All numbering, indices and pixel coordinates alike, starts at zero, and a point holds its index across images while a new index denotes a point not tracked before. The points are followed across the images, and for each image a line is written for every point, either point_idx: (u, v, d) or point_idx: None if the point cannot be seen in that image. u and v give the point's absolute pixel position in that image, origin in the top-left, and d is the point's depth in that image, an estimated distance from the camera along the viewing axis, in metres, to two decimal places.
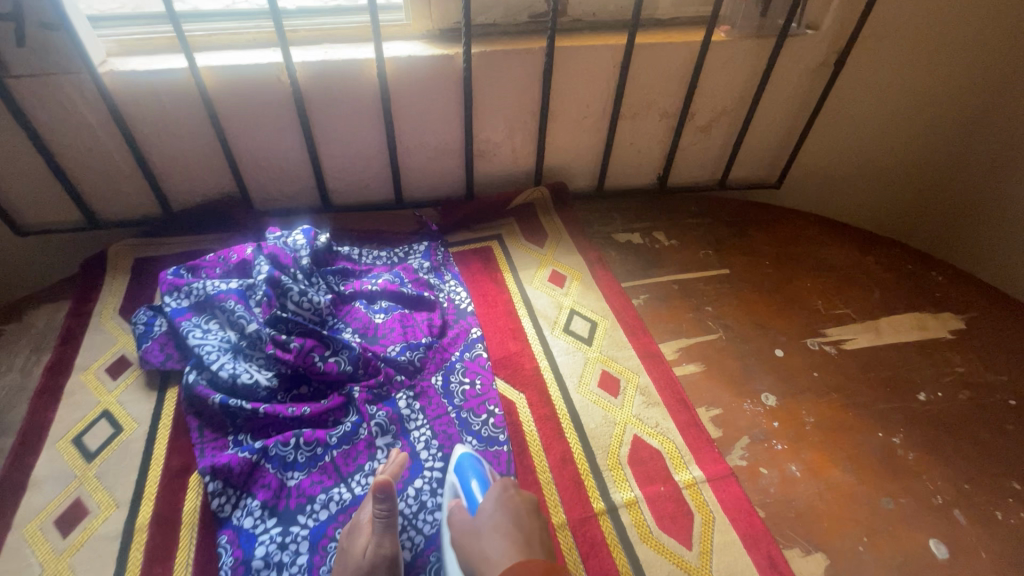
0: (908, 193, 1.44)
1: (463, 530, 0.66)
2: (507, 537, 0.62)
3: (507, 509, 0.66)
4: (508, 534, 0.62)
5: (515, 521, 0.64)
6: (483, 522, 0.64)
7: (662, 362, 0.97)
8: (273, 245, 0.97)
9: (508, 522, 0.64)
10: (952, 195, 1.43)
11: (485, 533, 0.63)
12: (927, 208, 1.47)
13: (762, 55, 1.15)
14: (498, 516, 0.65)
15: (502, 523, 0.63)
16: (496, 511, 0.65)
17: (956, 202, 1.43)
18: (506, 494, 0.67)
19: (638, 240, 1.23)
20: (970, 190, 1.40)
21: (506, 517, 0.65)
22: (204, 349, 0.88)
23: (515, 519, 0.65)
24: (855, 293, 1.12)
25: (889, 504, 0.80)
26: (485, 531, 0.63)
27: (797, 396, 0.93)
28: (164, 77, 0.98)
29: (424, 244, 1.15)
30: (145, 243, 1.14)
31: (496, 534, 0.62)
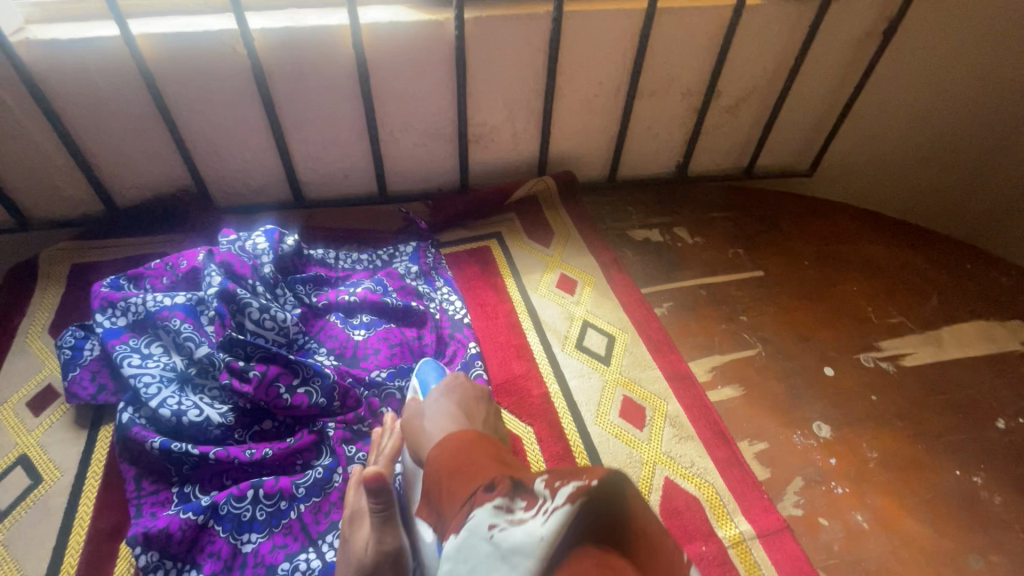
0: (952, 181, 1.29)
1: (409, 413, 0.68)
2: (450, 416, 0.63)
3: (455, 393, 0.68)
4: (451, 413, 0.63)
5: (460, 406, 0.66)
6: (428, 404, 0.66)
7: (694, 385, 0.82)
8: (227, 251, 0.80)
9: (455, 407, 0.65)
10: (999, 183, 1.28)
11: (428, 413, 0.65)
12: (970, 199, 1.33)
13: (803, 23, 0.99)
14: (444, 400, 0.66)
15: (446, 407, 0.65)
16: (441, 396, 0.67)
17: (1003, 191, 1.29)
18: (458, 382, 0.70)
19: (658, 237, 1.08)
20: (1020, 178, 1.25)
21: (452, 401, 0.66)
22: (142, 380, 0.72)
23: (463, 405, 0.67)
24: (908, 297, 0.97)
25: (978, 563, 0.67)
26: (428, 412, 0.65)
27: (855, 426, 0.79)
28: (94, 49, 0.81)
29: (412, 245, 0.99)
30: (83, 246, 0.98)
31: (438, 413, 0.64)
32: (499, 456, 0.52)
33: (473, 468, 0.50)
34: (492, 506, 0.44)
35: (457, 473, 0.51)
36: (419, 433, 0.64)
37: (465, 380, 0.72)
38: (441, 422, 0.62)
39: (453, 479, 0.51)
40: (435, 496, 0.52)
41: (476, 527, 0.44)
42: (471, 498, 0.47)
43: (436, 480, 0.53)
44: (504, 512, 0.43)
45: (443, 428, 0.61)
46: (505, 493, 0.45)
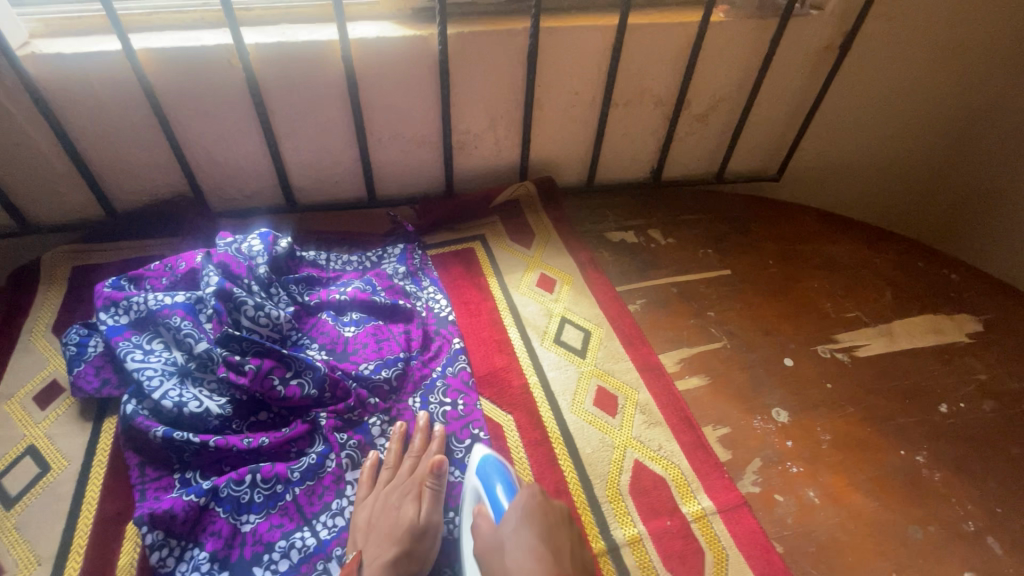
0: (914, 185, 1.37)
1: (484, 546, 0.60)
2: (536, 557, 0.56)
3: (537, 521, 0.60)
4: (537, 552, 0.56)
5: (544, 538, 0.58)
6: (507, 536, 0.59)
7: (663, 376, 0.89)
8: (223, 253, 0.85)
9: (539, 542, 0.58)
10: (960, 185, 1.37)
11: (509, 548, 0.57)
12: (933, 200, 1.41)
13: (764, 38, 1.07)
14: (525, 531, 0.59)
15: (529, 541, 0.57)
16: (521, 526, 0.59)
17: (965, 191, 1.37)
18: (540, 504, 0.62)
19: (633, 239, 1.14)
20: (979, 179, 1.34)
21: (535, 532, 0.59)
22: (144, 374, 0.77)
23: (547, 535, 0.59)
24: (865, 293, 1.04)
25: (917, 533, 0.73)
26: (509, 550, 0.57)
27: (810, 411, 0.85)
28: (96, 63, 0.86)
29: (400, 247, 1.04)
30: (85, 249, 1.02)
31: (520, 548, 0.57)
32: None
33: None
34: None
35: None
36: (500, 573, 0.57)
37: (545, 497, 0.64)
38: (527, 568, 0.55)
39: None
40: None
41: None
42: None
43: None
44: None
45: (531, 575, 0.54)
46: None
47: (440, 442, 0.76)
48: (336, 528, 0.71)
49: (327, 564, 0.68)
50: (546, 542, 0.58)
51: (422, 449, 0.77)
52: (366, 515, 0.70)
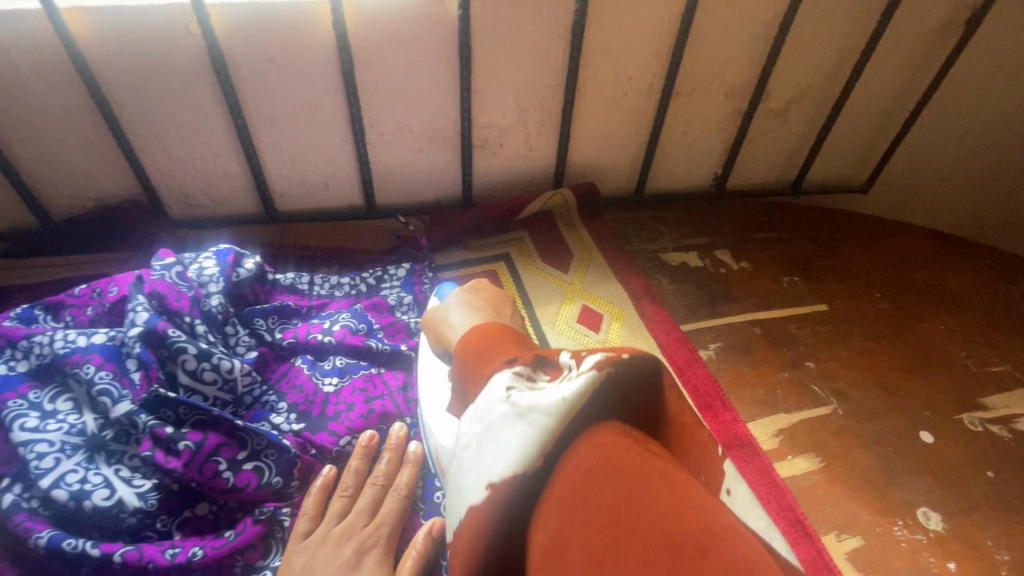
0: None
1: (432, 317, 0.67)
2: (474, 312, 0.64)
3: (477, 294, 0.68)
4: (474, 310, 0.64)
5: (485, 304, 0.66)
6: (451, 303, 0.66)
7: (758, 457, 0.64)
8: (159, 279, 0.62)
9: (479, 305, 0.65)
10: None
11: (453, 311, 0.65)
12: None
13: (873, 10, 0.84)
14: (466, 299, 0.66)
15: (470, 305, 0.65)
16: (463, 296, 0.67)
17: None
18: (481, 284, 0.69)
19: (697, 262, 0.91)
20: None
21: (475, 300, 0.66)
22: (34, 450, 0.54)
23: (489, 303, 0.66)
24: (1011, 342, 0.79)
25: None
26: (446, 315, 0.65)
27: (972, 513, 0.61)
28: (11, 24, 0.65)
29: (404, 268, 0.81)
30: (5, 269, 0.82)
31: (462, 310, 0.65)
32: (523, 341, 0.49)
33: (495, 349, 0.47)
34: (511, 373, 0.42)
35: (479, 351, 0.49)
36: (443, 331, 0.64)
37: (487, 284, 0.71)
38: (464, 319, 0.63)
39: (477, 366, 0.47)
40: (460, 380, 0.49)
41: (494, 393, 0.42)
42: (494, 369, 0.45)
43: (459, 366, 0.51)
44: (526, 379, 0.41)
45: (469, 323, 0.62)
46: (528, 364, 0.42)
47: (413, 472, 0.59)
48: None
49: None
50: (481, 305, 0.66)
51: (389, 476, 0.59)
52: (303, 564, 0.52)
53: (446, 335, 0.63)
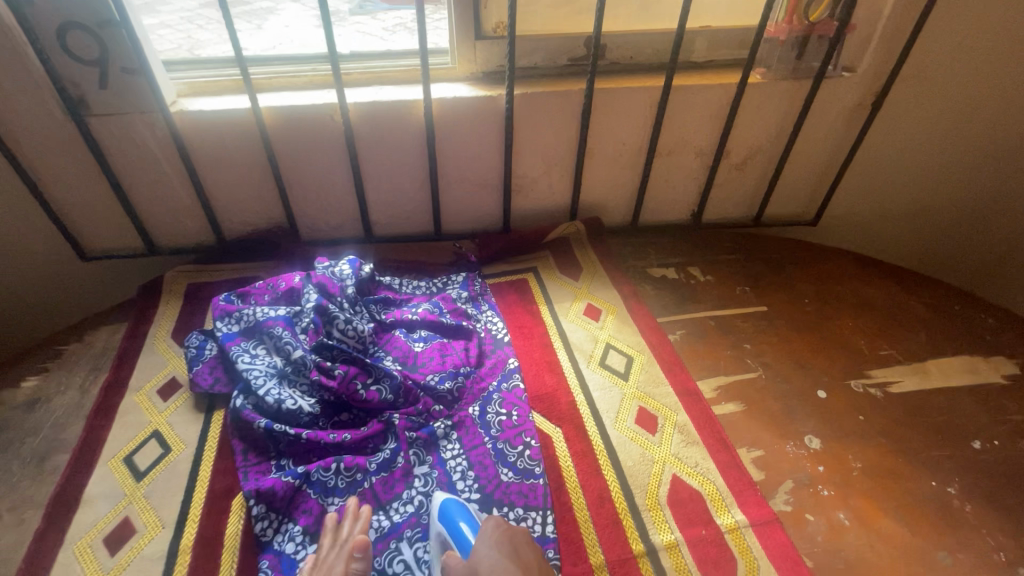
0: (955, 223, 1.38)
1: (457, 575, 0.63)
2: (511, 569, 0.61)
3: (503, 545, 0.65)
4: (505, 569, 0.61)
5: (513, 558, 0.64)
6: (481, 559, 0.63)
7: (700, 400, 0.96)
8: (322, 274, 1.01)
9: (508, 561, 0.63)
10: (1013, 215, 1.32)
11: (484, 571, 0.62)
12: (982, 234, 1.38)
13: (798, 96, 1.17)
14: (495, 553, 0.64)
15: (500, 560, 0.63)
16: (491, 548, 0.65)
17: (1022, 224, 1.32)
18: (504, 530, 0.67)
19: (673, 275, 1.24)
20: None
21: (505, 553, 0.64)
22: (252, 374, 0.91)
23: (515, 554, 0.64)
24: (899, 333, 1.09)
25: (947, 559, 0.77)
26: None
27: (843, 440, 0.90)
28: (227, 117, 1.05)
29: (462, 275, 1.18)
30: (198, 270, 1.20)
31: (494, 570, 0.61)
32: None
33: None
34: None
35: None
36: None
37: (505, 525, 0.69)
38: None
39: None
40: None
41: None
42: None
43: None
44: None
45: None
46: None
47: (362, 523, 0.75)
48: (406, 513, 0.81)
49: (398, 542, 0.77)
50: (507, 557, 0.64)
51: (340, 534, 0.74)
52: None
53: None
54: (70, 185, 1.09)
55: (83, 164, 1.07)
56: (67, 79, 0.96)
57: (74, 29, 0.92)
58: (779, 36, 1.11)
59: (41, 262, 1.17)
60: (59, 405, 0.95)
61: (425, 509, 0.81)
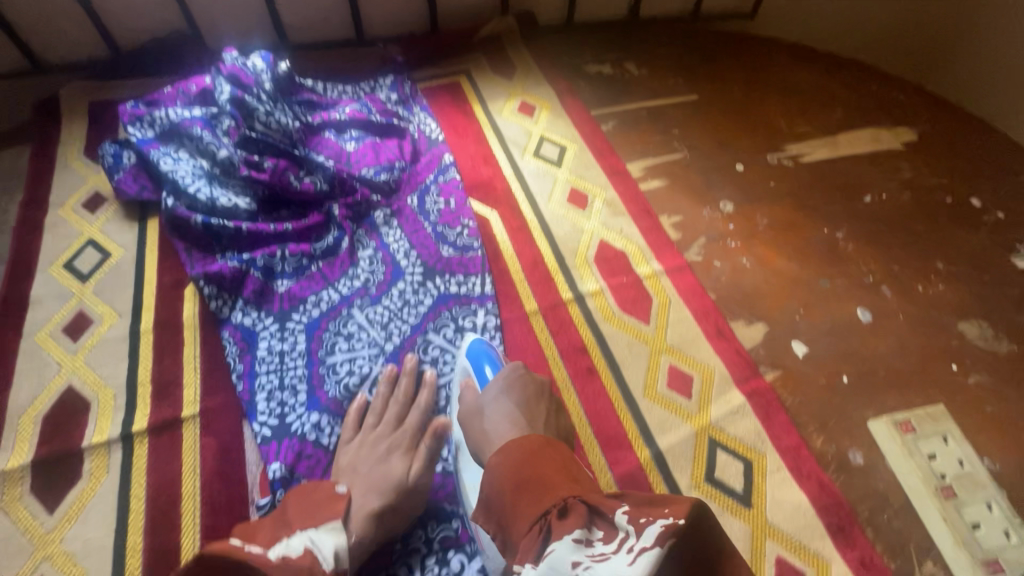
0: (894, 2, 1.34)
1: (467, 411, 0.67)
2: (511, 418, 0.61)
3: (519, 388, 0.65)
4: (509, 410, 0.62)
5: (522, 406, 0.62)
6: (488, 399, 0.65)
7: (628, 179, 1.01)
8: (232, 66, 0.94)
9: (515, 407, 0.62)
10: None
11: (488, 413, 0.63)
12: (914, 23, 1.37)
13: None
14: (504, 396, 0.64)
15: (507, 406, 0.62)
16: (501, 392, 0.64)
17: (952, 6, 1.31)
18: (520, 377, 0.66)
19: (608, 70, 1.22)
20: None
21: (513, 400, 0.63)
22: (178, 174, 0.89)
23: (525, 398, 0.64)
24: (817, 112, 1.15)
25: (825, 284, 0.90)
26: (481, 411, 0.64)
27: (753, 202, 0.99)
28: None
29: (390, 77, 1.12)
30: (99, 86, 1.09)
31: (497, 413, 0.62)
32: (569, 472, 0.51)
33: (545, 486, 0.49)
34: (571, 541, 0.42)
35: (525, 492, 0.49)
36: (479, 433, 0.63)
37: (526, 371, 0.68)
38: (503, 428, 0.60)
39: (518, 513, 0.49)
40: (501, 524, 0.51)
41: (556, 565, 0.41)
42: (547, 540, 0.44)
43: (499, 496, 0.52)
44: (585, 547, 0.41)
45: (508, 434, 0.59)
46: (583, 524, 0.42)
47: (431, 392, 0.76)
48: (354, 287, 0.86)
49: (349, 309, 0.84)
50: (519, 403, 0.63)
51: (409, 396, 0.76)
52: (350, 461, 0.69)
53: (482, 439, 0.62)
54: None
55: None
56: None
57: None
58: None
59: None
60: None
61: (373, 283, 0.86)
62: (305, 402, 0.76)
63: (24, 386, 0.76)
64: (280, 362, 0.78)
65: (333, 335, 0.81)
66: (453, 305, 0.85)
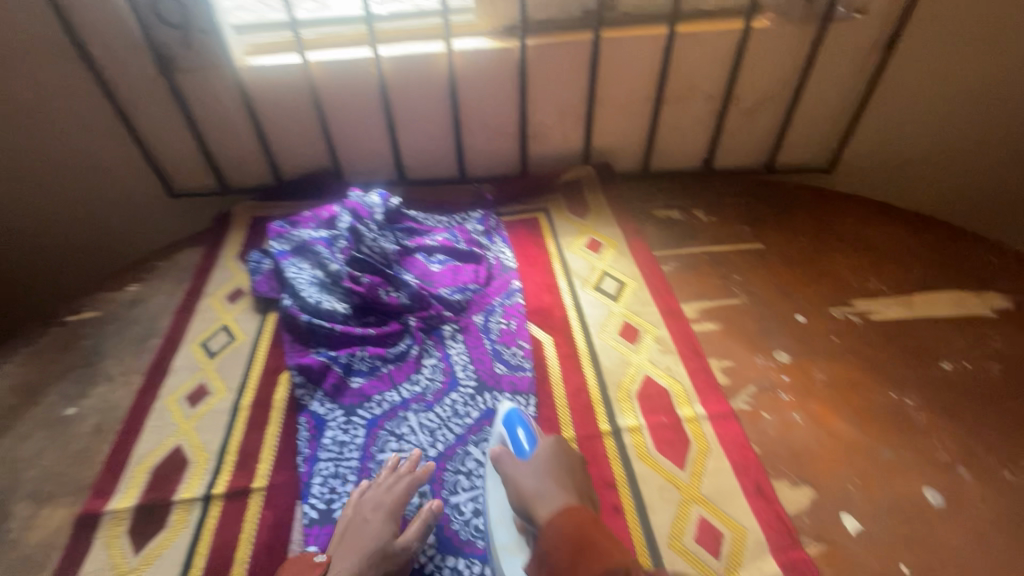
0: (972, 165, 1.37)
1: (510, 467, 0.76)
2: (555, 482, 0.73)
3: (561, 456, 0.77)
4: (554, 475, 0.74)
5: (565, 474, 0.74)
6: (535, 465, 0.75)
7: (682, 319, 1.06)
8: (354, 202, 1.19)
9: (558, 474, 0.74)
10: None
11: (535, 475, 0.74)
12: (992, 180, 1.39)
13: (807, 41, 1.20)
14: (547, 463, 0.75)
15: (551, 472, 0.74)
16: (547, 460, 0.76)
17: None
18: (562, 449, 0.78)
19: (676, 216, 1.32)
20: None
21: (555, 467, 0.75)
22: (298, 281, 1.11)
23: (565, 466, 0.76)
24: (891, 269, 1.13)
25: (889, 455, 0.84)
26: (526, 471, 0.75)
27: (811, 356, 0.98)
28: (284, 72, 1.24)
29: (480, 213, 1.32)
30: (261, 206, 1.40)
31: (542, 476, 0.74)
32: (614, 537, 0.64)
33: (601, 550, 0.61)
34: None
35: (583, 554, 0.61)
36: (528, 490, 0.72)
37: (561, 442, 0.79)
38: (554, 490, 0.71)
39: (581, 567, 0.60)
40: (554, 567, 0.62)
41: None
42: None
43: (557, 552, 0.62)
44: None
45: (555, 498, 0.70)
46: None
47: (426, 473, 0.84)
48: (414, 391, 0.97)
49: (405, 412, 0.94)
50: (560, 469, 0.75)
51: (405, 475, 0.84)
52: (343, 522, 0.80)
53: (523, 495, 0.72)
54: (161, 129, 1.32)
55: (170, 112, 1.29)
56: (160, 39, 1.18)
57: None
58: None
59: (143, 195, 1.44)
60: (154, 304, 1.19)
61: (430, 390, 0.97)
62: (351, 492, 0.85)
63: (148, 440, 0.94)
64: (340, 451, 0.90)
65: (387, 433, 0.92)
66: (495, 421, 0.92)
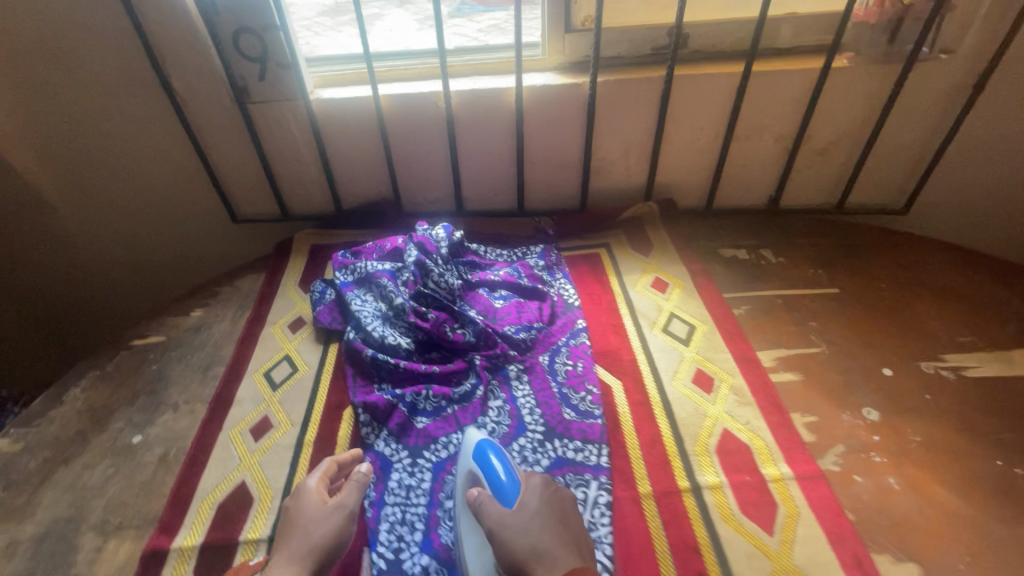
0: None
1: (496, 515, 0.71)
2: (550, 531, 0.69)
3: (552, 504, 0.72)
4: (554, 528, 0.69)
5: (558, 520, 0.71)
6: (527, 514, 0.71)
7: (758, 367, 1.01)
8: (420, 236, 1.19)
9: (552, 519, 0.71)
10: None
11: (528, 526, 0.69)
12: None
13: (889, 80, 1.16)
14: (542, 511, 0.71)
15: (545, 519, 0.70)
16: (541, 507, 0.72)
17: None
18: (554, 493, 0.74)
19: (744, 255, 1.28)
20: None
21: (552, 513, 0.71)
22: (363, 314, 1.10)
23: (558, 513, 0.72)
24: (985, 321, 1.06)
25: (1002, 532, 0.77)
26: (515, 525, 0.70)
27: (903, 414, 0.92)
28: (353, 104, 1.25)
29: (541, 247, 1.31)
30: (322, 234, 1.42)
31: (535, 525, 0.70)
32: None
33: None
34: None
35: None
36: (522, 550, 0.67)
37: (547, 483, 0.75)
38: (553, 546, 0.67)
39: None
40: None
41: None
42: None
43: None
44: None
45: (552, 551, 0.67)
46: None
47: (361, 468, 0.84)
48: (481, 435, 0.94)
49: None
50: (556, 519, 0.71)
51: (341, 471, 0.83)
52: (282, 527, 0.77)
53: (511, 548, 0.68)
54: (231, 157, 1.35)
55: (241, 141, 1.32)
56: (237, 72, 1.20)
57: (246, 33, 1.15)
58: (869, 20, 1.09)
59: (208, 220, 1.47)
60: (217, 330, 1.20)
61: (497, 434, 0.94)
62: (419, 541, 0.82)
63: (212, 472, 0.93)
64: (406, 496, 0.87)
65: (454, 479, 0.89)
66: (567, 471, 0.88)
